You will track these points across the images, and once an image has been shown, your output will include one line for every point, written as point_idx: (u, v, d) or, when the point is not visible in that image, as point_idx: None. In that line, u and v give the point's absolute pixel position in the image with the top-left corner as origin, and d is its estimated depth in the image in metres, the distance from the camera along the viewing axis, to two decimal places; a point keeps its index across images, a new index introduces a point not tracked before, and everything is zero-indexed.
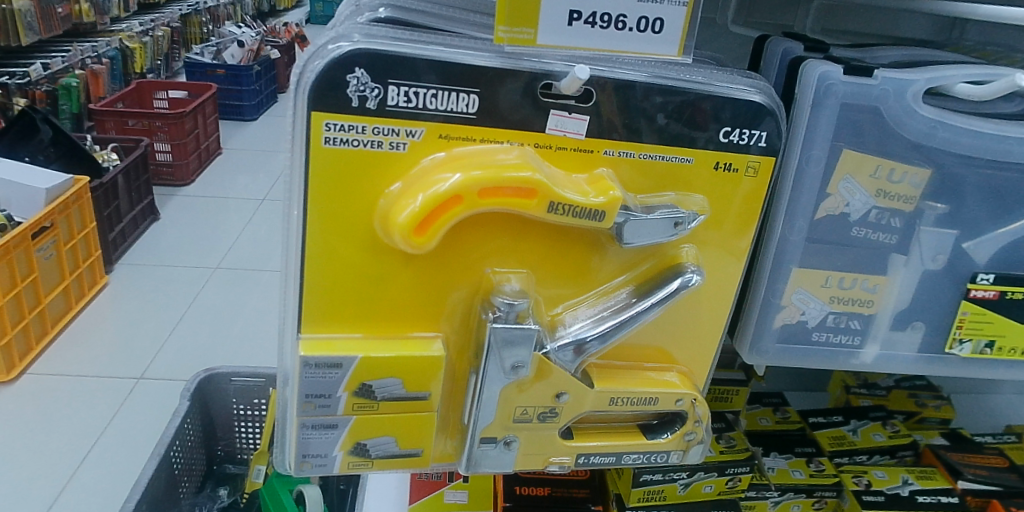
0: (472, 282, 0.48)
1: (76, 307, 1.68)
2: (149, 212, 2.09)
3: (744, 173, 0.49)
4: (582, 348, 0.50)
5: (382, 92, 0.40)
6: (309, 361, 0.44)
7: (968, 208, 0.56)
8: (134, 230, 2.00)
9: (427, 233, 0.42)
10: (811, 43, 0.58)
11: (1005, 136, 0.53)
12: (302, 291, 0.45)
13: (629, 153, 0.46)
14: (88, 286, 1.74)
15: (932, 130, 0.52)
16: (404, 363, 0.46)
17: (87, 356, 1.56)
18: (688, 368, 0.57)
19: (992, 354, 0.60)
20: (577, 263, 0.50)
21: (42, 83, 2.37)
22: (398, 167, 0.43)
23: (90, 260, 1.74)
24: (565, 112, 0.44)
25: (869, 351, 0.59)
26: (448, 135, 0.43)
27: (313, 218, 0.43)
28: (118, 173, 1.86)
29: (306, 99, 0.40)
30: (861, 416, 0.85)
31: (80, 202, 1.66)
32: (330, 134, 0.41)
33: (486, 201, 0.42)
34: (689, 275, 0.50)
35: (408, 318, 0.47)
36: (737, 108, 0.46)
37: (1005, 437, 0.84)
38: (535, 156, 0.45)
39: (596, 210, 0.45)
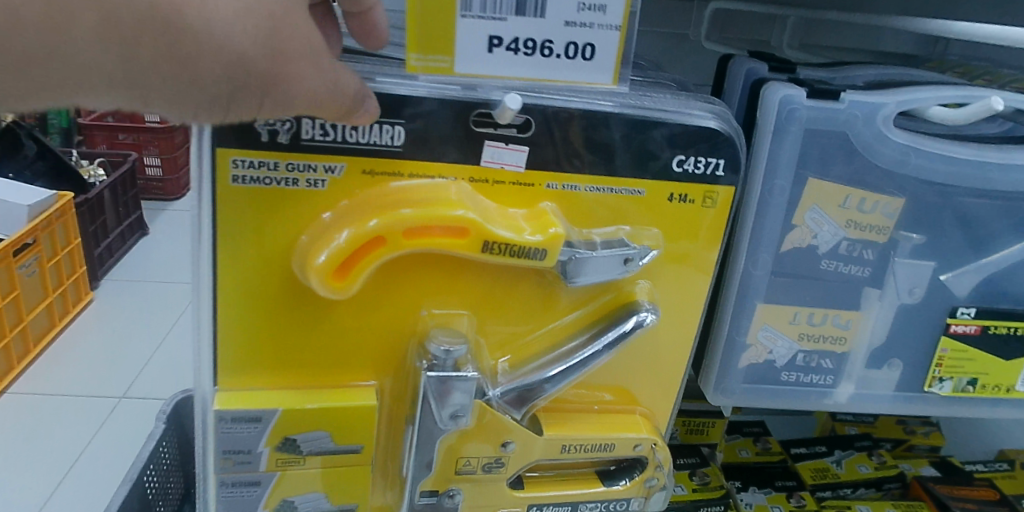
0: (407, 325, 0.45)
1: (59, 325, 1.52)
2: (138, 226, 1.88)
3: (702, 202, 0.45)
4: (527, 395, 0.47)
5: (295, 125, 0.38)
6: (225, 415, 0.42)
7: (948, 239, 0.52)
8: (120, 246, 1.81)
9: (348, 277, 0.39)
10: (777, 62, 0.55)
11: (985, 162, 0.50)
12: (219, 338, 0.42)
13: (574, 186, 0.43)
14: (73, 305, 1.58)
15: (904, 157, 0.49)
16: (330, 414, 0.43)
17: (69, 376, 1.41)
18: (649, 409, 0.54)
19: (974, 392, 0.57)
20: (523, 303, 0.47)
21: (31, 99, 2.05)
22: (317, 206, 0.40)
23: (75, 276, 1.57)
24: (502, 143, 0.40)
25: (842, 390, 0.56)
26: (372, 170, 0.40)
27: (224, 263, 0.40)
28: (105, 188, 1.71)
29: (207, 135, 0.37)
30: (846, 446, 0.81)
31: (65, 218, 1.52)
32: (238, 172, 0.38)
33: (413, 243, 0.39)
34: (644, 314, 0.46)
35: (337, 365, 0.45)
36: (690, 133, 0.42)
37: (997, 464, 0.80)
38: (471, 193, 0.41)
39: (537, 247, 0.41)
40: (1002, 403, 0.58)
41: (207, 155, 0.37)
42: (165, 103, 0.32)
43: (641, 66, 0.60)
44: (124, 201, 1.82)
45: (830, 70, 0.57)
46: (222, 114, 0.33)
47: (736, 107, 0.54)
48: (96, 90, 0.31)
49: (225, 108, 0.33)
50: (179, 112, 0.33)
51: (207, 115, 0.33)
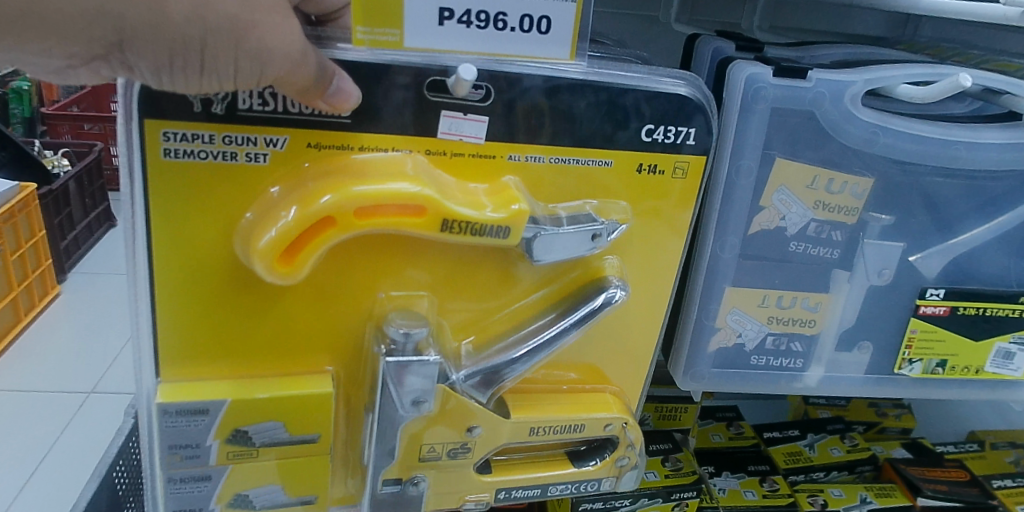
0: (363, 309, 0.43)
1: (25, 319, 1.45)
2: (103, 217, 1.83)
3: (672, 174, 0.44)
4: (492, 377, 0.45)
5: (230, 93, 0.35)
6: (169, 408, 0.40)
7: (915, 219, 0.52)
8: (87, 238, 1.75)
9: (295, 262, 0.37)
10: (744, 42, 0.54)
11: (952, 140, 0.49)
12: (160, 326, 0.40)
13: (538, 157, 0.41)
14: (40, 298, 1.51)
15: (874, 136, 0.48)
16: (282, 404, 0.41)
17: (35, 370, 1.33)
18: (619, 388, 0.53)
19: (944, 373, 0.56)
20: (485, 284, 0.45)
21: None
22: (258, 182, 0.38)
23: (40, 270, 1.50)
24: (461, 112, 0.38)
25: (813, 373, 0.55)
26: (318, 143, 0.37)
27: (160, 246, 0.38)
28: (70, 180, 1.66)
29: (134, 105, 0.35)
30: (819, 429, 0.81)
31: (28, 209, 1.47)
32: (170, 145, 0.36)
33: (364, 223, 0.37)
34: (613, 290, 0.45)
35: (288, 351, 0.43)
36: (658, 103, 0.41)
37: (968, 445, 0.80)
38: (427, 166, 0.39)
39: (500, 224, 0.39)
40: (971, 385, 0.58)
41: (135, 127, 0.35)
42: (135, 56, 0.31)
43: (608, 46, 0.59)
44: (91, 193, 1.77)
45: (798, 49, 0.56)
46: (192, 75, 0.32)
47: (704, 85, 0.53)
48: (61, 42, 0.30)
49: (196, 66, 0.31)
50: (147, 66, 0.31)
51: (178, 77, 0.32)
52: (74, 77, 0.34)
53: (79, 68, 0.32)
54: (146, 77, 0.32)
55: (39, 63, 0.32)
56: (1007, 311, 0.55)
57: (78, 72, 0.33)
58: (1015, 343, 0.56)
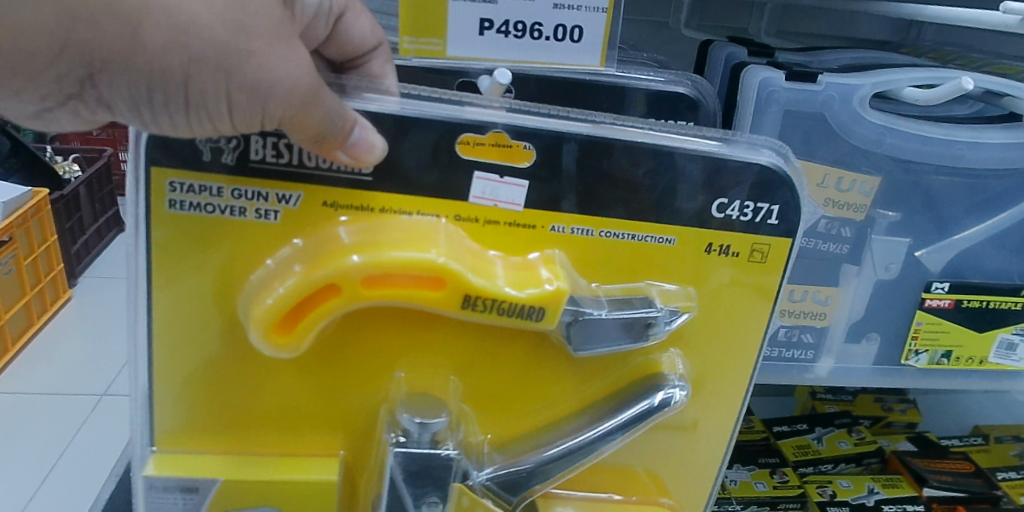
0: (377, 389, 0.33)
1: (38, 323, 1.44)
2: (109, 223, 1.80)
3: (746, 259, 0.33)
4: (521, 480, 0.33)
5: (241, 142, 0.28)
6: (155, 482, 0.31)
7: (922, 215, 0.53)
8: (96, 243, 1.73)
9: (295, 332, 0.28)
10: (759, 46, 0.56)
11: (955, 139, 0.51)
12: (156, 391, 0.32)
13: (587, 230, 0.31)
14: (52, 303, 1.50)
15: (881, 136, 0.50)
16: (279, 491, 0.32)
17: (48, 375, 1.32)
18: (676, 502, 0.39)
19: (949, 364, 0.57)
20: (528, 374, 0.34)
21: None
22: (266, 245, 0.29)
23: (52, 275, 1.49)
24: (495, 175, 0.30)
25: (823, 364, 0.56)
26: (335, 203, 0.29)
27: (161, 301, 0.30)
28: (81, 184, 1.63)
29: (143, 149, 0.28)
30: (826, 423, 0.80)
31: (39, 214, 1.43)
32: (175, 197, 0.29)
33: (373, 296, 0.28)
34: (672, 390, 0.33)
35: (292, 430, 0.33)
36: (732, 173, 0.31)
37: (972, 438, 0.78)
38: (456, 236, 0.30)
39: (529, 305, 0.29)
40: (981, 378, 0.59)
41: (139, 174, 0.28)
42: (109, 91, 0.25)
43: (626, 51, 0.60)
44: (100, 197, 1.74)
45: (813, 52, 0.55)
46: (179, 114, 0.26)
47: (717, 89, 0.55)
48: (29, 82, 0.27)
49: (182, 103, 0.25)
50: (125, 103, 0.25)
51: (161, 115, 0.26)
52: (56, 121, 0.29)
53: (58, 111, 0.27)
54: (127, 115, 0.26)
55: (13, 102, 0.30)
56: (1009, 303, 0.55)
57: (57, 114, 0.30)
58: (1017, 334, 0.56)
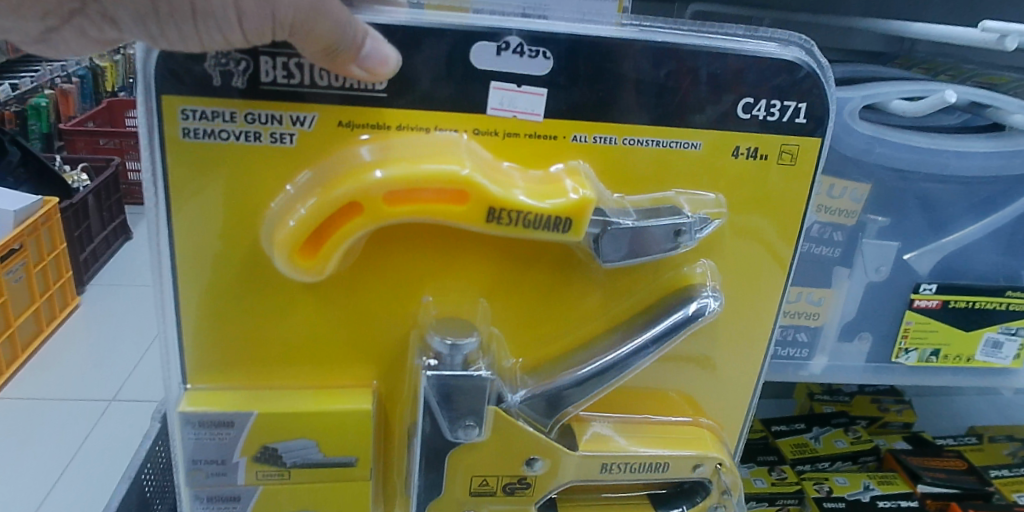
0: (408, 313, 0.34)
1: (47, 330, 1.38)
2: (119, 231, 1.70)
3: (775, 161, 0.32)
4: (558, 398, 0.34)
5: (251, 64, 0.27)
6: (192, 418, 0.32)
7: (910, 221, 0.53)
8: (105, 251, 1.65)
9: (319, 253, 0.27)
10: None
11: (941, 148, 0.51)
12: (185, 328, 0.33)
13: (609, 138, 0.30)
14: (60, 310, 1.43)
15: (869, 146, 0.50)
16: (318, 420, 0.33)
17: (59, 380, 1.27)
18: (715, 423, 0.40)
19: (937, 362, 0.57)
20: (558, 292, 0.34)
21: (14, 104, 1.88)
22: (285, 169, 0.29)
23: (62, 281, 1.44)
24: (513, 84, 0.28)
25: (818, 362, 0.57)
26: (352, 122, 0.28)
27: (182, 234, 0.30)
28: (91, 192, 1.59)
29: (151, 79, 0.27)
30: (823, 423, 0.79)
31: (51, 223, 1.40)
32: (188, 125, 0.28)
33: (395, 213, 0.27)
34: (705, 299, 0.34)
35: (325, 358, 0.34)
36: (759, 70, 0.30)
37: (967, 438, 0.77)
38: (477, 151, 0.29)
39: (556, 215, 0.28)
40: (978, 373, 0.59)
41: (149, 106, 0.27)
42: (114, 1, 0.25)
43: None
44: (108, 205, 1.68)
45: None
46: (187, 25, 0.24)
47: None
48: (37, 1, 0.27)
49: (187, 12, 0.24)
50: (129, 14, 0.25)
51: (168, 28, 0.25)
52: (63, 46, 0.30)
53: (64, 31, 0.28)
54: (133, 31, 0.25)
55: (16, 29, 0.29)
56: (995, 303, 0.55)
57: (59, 43, 0.30)
58: (1004, 333, 0.56)
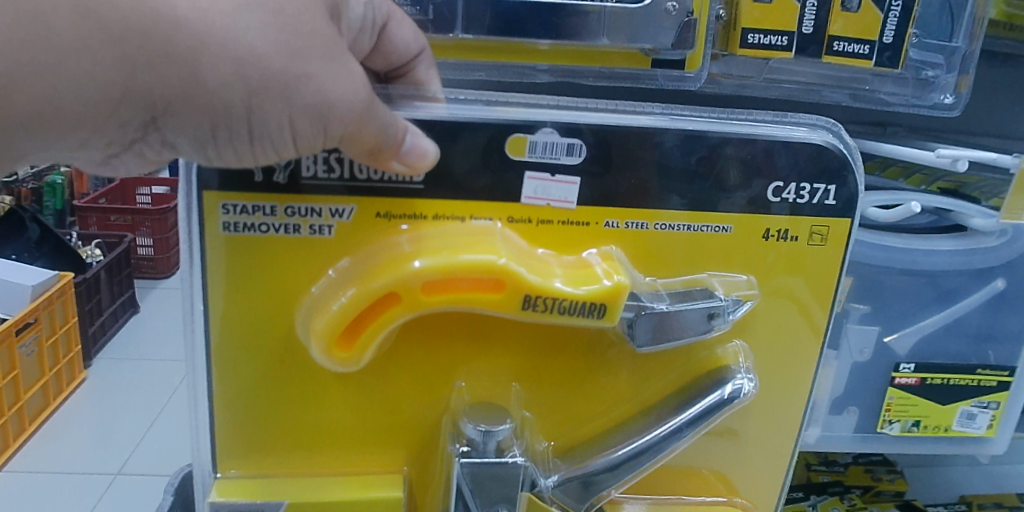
0: (438, 398, 0.34)
1: (54, 404, 1.37)
2: (126, 304, 1.72)
3: (806, 240, 0.32)
4: (591, 480, 0.33)
5: (293, 160, 0.30)
6: (223, 509, 0.33)
7: (891, 305, 0.58)
8: (112, 324, 1.65)
9: (356, 343, 0.30)
10: None
11: (912, 249, 0.57)
12: (218, 418, 0.34)
13: (640, 224, 0.31)
14: (67, 384, 1.42)
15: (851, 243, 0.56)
16: (350, 507, 0.33)
17: (67, 453, 1.25)
18: (749, 502, 0.38)
19: (920, 432, 0.59)
20: (591, 376, 0.35)
21: (29, 181, 1.93)
22: (324, 258, 0.32)
23: (71, 355, 1.44)
24: (547, 173, 0.30)
25: (813, 433, 0.60)
26: (388, 212, 0.31)
27: (219, 324, 0.32)
28: (101, 267, 1.62)
29: (193, 175, 0.30)
30: (820, 491, 0.79)
31: (65, 297, 1.42)
32: (229, 219, 0.31)
33: (433, 302, 0.29)
34: (739, 381, 0.33)
35: (357, 444, 0.35)
36: (787, 155, 0.31)
37: (957, 506, 0.75)
38: (510, 238, 0.30)
39: (591, 300, 0.29)
40: (972, 439, 0.60)
41: (192, 202, 0.30)
42: (173, 132, 0.27)
43: None
44: (117, 281, 1.69)
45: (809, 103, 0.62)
46: (244, 147, 0.28)
47: None
48: None
49: (244, 135, 0.27)
50: (190, 140, 0.28)
51: (225, 150, 0.28)
52: (122, 166, 0.32)
53: (125, 155, 0.30)
54: (191, 153, 0.28)
55: (80, 157, 0.31)
56: (967, 379, 0.58)
57: None
58: (977, 405, 0.59)
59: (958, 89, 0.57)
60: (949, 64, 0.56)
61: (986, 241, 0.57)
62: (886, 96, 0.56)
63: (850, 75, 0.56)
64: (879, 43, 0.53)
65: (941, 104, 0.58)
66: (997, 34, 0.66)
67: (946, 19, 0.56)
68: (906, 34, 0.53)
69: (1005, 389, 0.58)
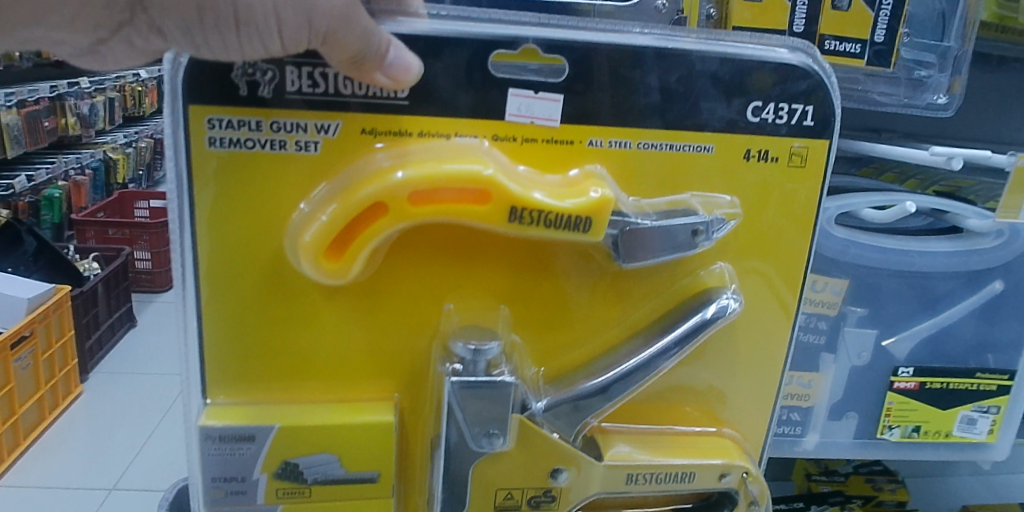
0: (427, 324, 0.34)
1: (51, 419, 1.24)
2: (125, 317, 1.62)
3: (786, 163, 0.34)
4: (580, 405, 0.35)
5: (278, 74, 0.29)
6: (212, 432, 0.32)
7: (887, 309, 0.53)
8: (111, 337, 1.54)
9: (344, 257, 0.30)
10: None
11: (906, 248, 0.52)
12: (206, 342, 0.33)
13: (623, 142, 0.32)
14: (63, 397, 1.30)
15: (844, 248, 0.51)
16: (339, 433, 0.33)
17: (58, 465, 1.12)
18: (740, 434, 0.40)
19: (920, 438, 0.56)
20: (577, 301, 0.36)
21: (26, 196, 1.87)
22: (309, 178, 0.31)
23: (66, 369, 1.32)
24: (530, 91, 0.30)
25: (811, 439, 0.56)
26: (374, 129, 0.30)
27: (209, 245, 0.31)
28: (99, 280, 1.52)
29: (177, 91, 0.29)
30: (821, 501, 0.73)
31: (61, 309, 1.33)
32: (215, 134, 0.30)
33: (421, 213, 0.29)
34: (725, 300, 0.35)
35: (345, 371, 0.34)
36: (770, 74, 0.32)
37: None
38: (496, 153, 0.31)
39: (579, 215, 0.30)
40: (973, 445, 0.57)
41: (177, 115, 0.29)
42: (161, 15, 0.27)
43: None
44: (116, 293, 1.59)
45: None
46: (230, 34, 0.27)
47: None
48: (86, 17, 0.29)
49: (231, 21, 0.26)
50: (176, 33, 0.27)
51: (213, 38, 0.27)
52: (110, 56, 0.33)
53: (114, 42, 0.31)
54: (179, 41, 0.27)
55: (71, 38, 0.31)
56: (967, 383, 0.55)
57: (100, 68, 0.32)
58: (977, 410, 0.56)
59: (952, 90, 0.56)
60: (942, 65, 0.56)
61: (981, 242, 0.53)
62: (880, 96, 0.54)
63: (842, 75, 0.54)
64: (869, 42, 0.52)
65: (934, 105, 0.56)
66: (990, 37, 0.62)
67: (936, 24, 0.56)
68: (897, 33, 0.53)
69: (1005, 392, 0.55)
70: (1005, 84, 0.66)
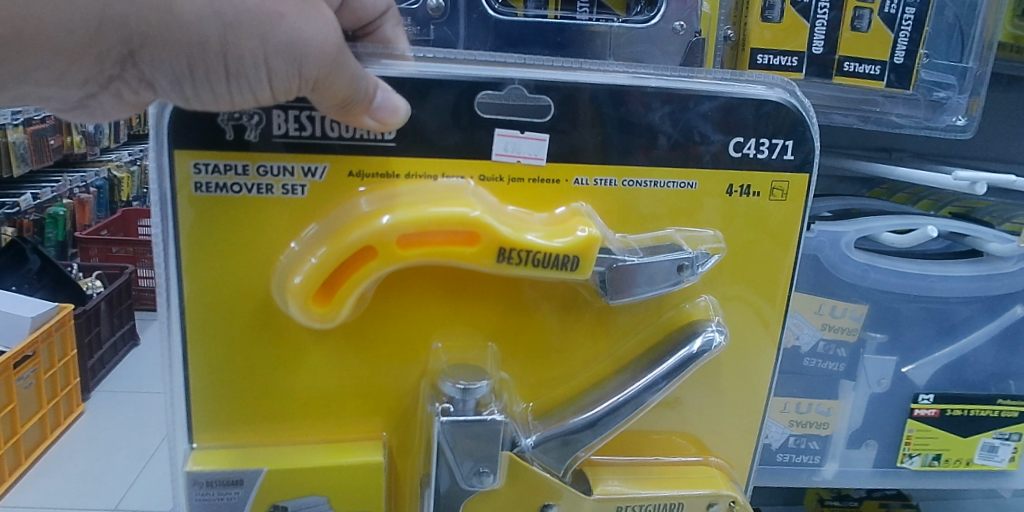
0: (415, 362, 0.33)
1: (53, 438, 1.23)
2: (126, 336, 1.59)
3: (768, 196, 0.33)
4: (572, 439, 0.33)
5: (264, 118, 0.28)
6: (199, 478, 0.31)
7: (906, 335, 0.52)
8: (111, 356, 1.52)
9: (334, 299, 0.28)
10: None
11: (927, 273, 0.50)
12: (194, 387, 0.32)
13: (611, 179, 0.31)
14: (64, 416, 1.28)
15: (864, 273, 0.50)
16: (328, 475, 0.32)
17: (60, 486, 1.10)
18: (725, 461, 0.38)
19: (940, 466, 0.54)
20: (564, 334, 0.34)
21: (32, 213, 1.87)
22: (296, 220, 0.30)
23: (69, 388, 1.30)
24: (516, 130, 0.29)
25: (829, 468, 0.54)
26: (361, 171, 0.29)
27: (193, 288, 0.30)
28: (102, 299, 1.52)
29: (164, 136, 0.28)
30: None
31: (64, 329, 1.33)
32: (200, 179, 0.29)
33: (410, 256, 0.28)
34: (710, 333, 0.33)
35: (335, 412, 0.33)
36: (748, 110, 0.31)
37: None
38: (483, 193, 0.30)
39: (566, 253, 0.29)
40: (994, 473, 0.55)
41: (163, 161, 0.28)
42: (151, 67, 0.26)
43: None
44: (118, 310, 1.58)
45: None
46: (220, 83, 0.26)
47: None
48: None
49: (220, 72, 0.26)
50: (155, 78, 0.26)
51: (202, 88, 0.26)
52: (100, 110, 0.31)
53: (100, 97, 0.29)
54: (169, 93, 0.27)
55: (54, 96, 0.29)
56: (987, 410, 0.53)
57: (91, 106, 0.30)
58: (998, 437, 0.54)
59: (971, 111, 0.54)
60: (961, 86, 0.54)
61: (1003, 266, 0.51)
62: (897, 118, 0.54)
63: (861, 97, 0.53)
64: (889, 63, 0.52)
65: (953, 127, 0.55)
66: (1005, 57, 0.61)
67: (956, 40, 0.55)
68: (917, 56, 0.53)
69: None
70: (1016, 103, 0.65)
